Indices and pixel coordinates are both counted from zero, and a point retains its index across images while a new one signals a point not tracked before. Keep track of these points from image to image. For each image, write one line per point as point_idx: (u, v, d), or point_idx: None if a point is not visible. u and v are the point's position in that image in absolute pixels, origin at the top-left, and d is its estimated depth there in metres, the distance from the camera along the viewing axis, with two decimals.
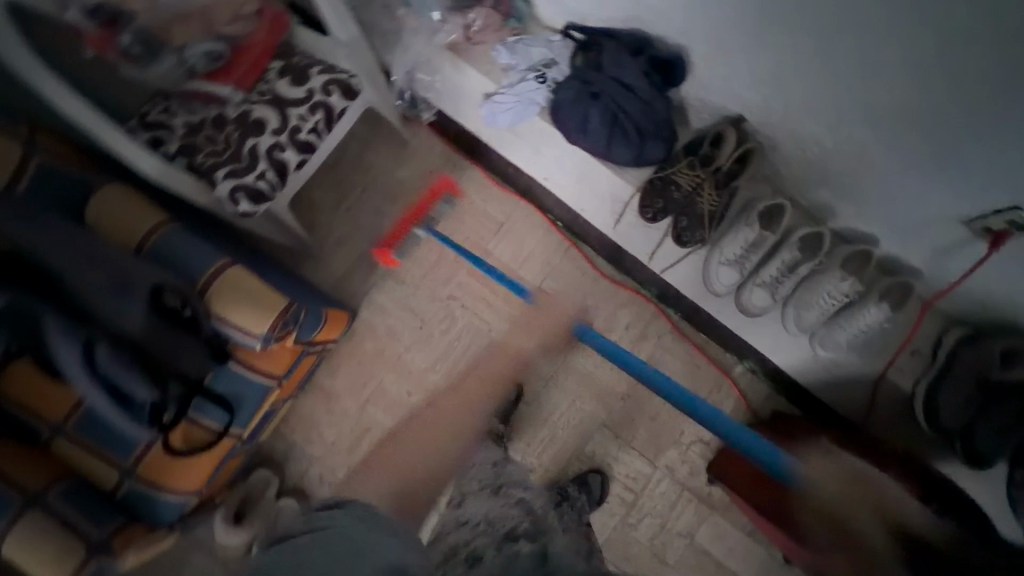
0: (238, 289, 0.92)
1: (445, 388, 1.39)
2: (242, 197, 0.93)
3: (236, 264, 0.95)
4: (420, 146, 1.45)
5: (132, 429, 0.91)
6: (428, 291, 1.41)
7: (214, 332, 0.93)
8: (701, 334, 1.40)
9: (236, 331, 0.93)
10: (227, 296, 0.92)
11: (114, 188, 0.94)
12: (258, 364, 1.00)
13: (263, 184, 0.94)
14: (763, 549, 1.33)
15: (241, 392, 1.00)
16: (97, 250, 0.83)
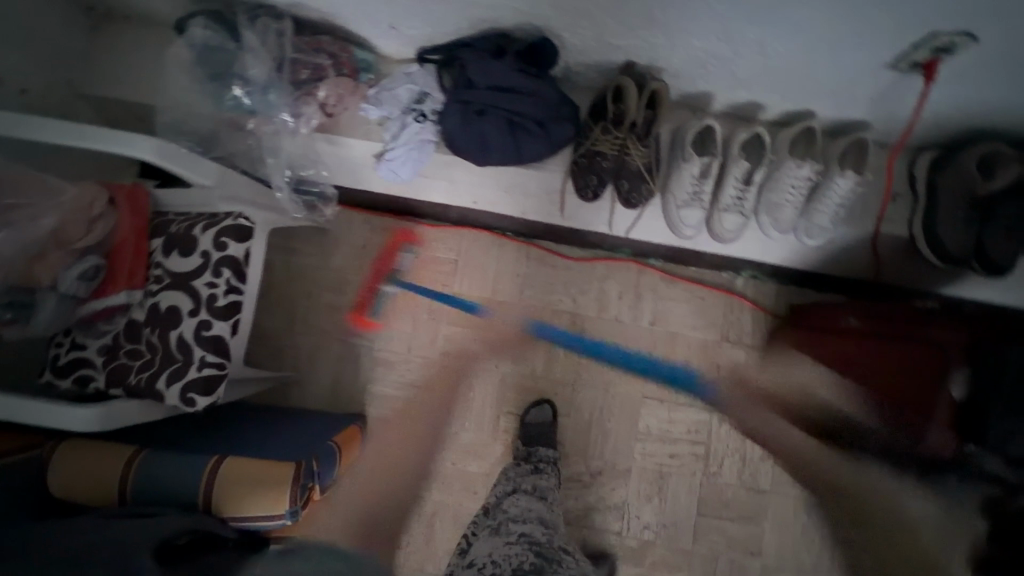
0: (243, 478, 0.87)
1: (483, 440, 1.34)
2: (194, 393, 0.85)
3: (228, 454, 0.90)
4: (340, 226, 1.37)
5: None
6: (420, 359, 1.35)
7: (238, 530, 0.88)
8: (692, 267, 1.36)
9: (260, 520, 0.87)
10: (232, 493, 0.86)
11: (68, 451, 0.86)
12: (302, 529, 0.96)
13: (209, 369, 0.87)
14: (842, 434, 1.32)
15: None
16: (84, 528, 0.75)
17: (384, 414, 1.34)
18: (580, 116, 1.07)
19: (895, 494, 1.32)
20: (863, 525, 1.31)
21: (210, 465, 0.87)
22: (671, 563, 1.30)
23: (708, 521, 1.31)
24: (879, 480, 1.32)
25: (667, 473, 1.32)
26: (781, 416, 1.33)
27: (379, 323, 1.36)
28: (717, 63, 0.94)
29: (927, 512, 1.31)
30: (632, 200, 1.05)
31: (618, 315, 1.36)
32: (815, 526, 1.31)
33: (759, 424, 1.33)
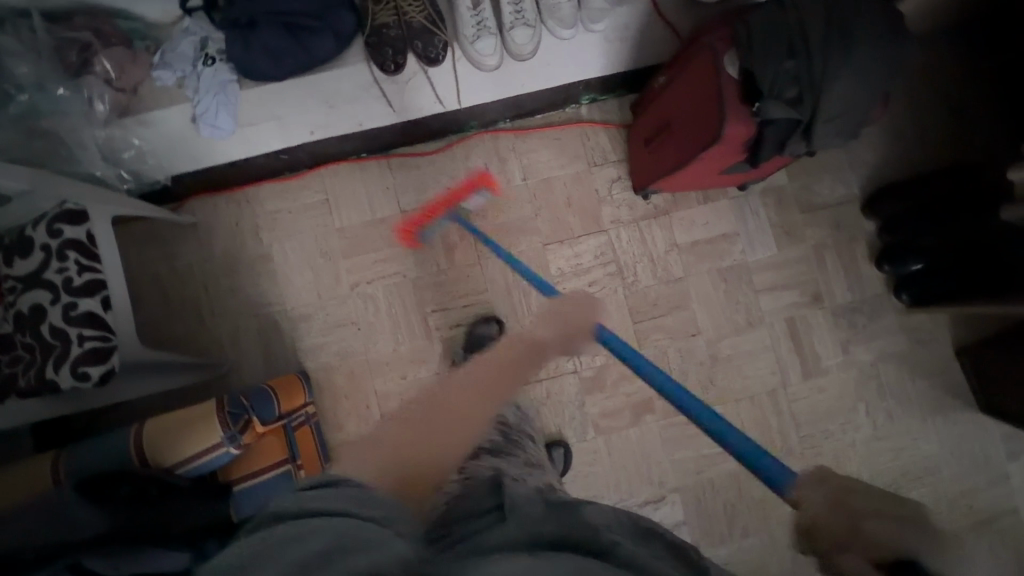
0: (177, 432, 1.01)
1: (421, 346, 1.39)
2: (88, 366, 0.94)
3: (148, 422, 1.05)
4: (206, 214, 1.40)
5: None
6: (333, 300, 1.39)
7: (189, 477, 1.01)
8: (538, 115, 1.44)
9: (200, 459, 1.00)
10: (161, 449, 1.01)
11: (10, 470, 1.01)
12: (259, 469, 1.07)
13: (93, 342, 0.95)
14: (724, 200, 1.43)
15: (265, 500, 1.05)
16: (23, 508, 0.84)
17: (323, 362, 1.38)
18: (353, 1, 1.11)
19: (790, 231, 1.43)
20: (774, 268, 1.42)
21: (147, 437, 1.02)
22: (629, 375, 1.39)
23: (645, 326, 1.40)
24: (770, 227, 1.43)
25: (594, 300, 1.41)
26: (667, 209, 1.42)
27: (282, 286, 1.39)
28: None
29: (820, 234, 1.43)
30: (434, 56, 1.12)
31: (492, 186, 1.42)
32: (735, 289, 1.42)
33: (653, 223, 1.42)
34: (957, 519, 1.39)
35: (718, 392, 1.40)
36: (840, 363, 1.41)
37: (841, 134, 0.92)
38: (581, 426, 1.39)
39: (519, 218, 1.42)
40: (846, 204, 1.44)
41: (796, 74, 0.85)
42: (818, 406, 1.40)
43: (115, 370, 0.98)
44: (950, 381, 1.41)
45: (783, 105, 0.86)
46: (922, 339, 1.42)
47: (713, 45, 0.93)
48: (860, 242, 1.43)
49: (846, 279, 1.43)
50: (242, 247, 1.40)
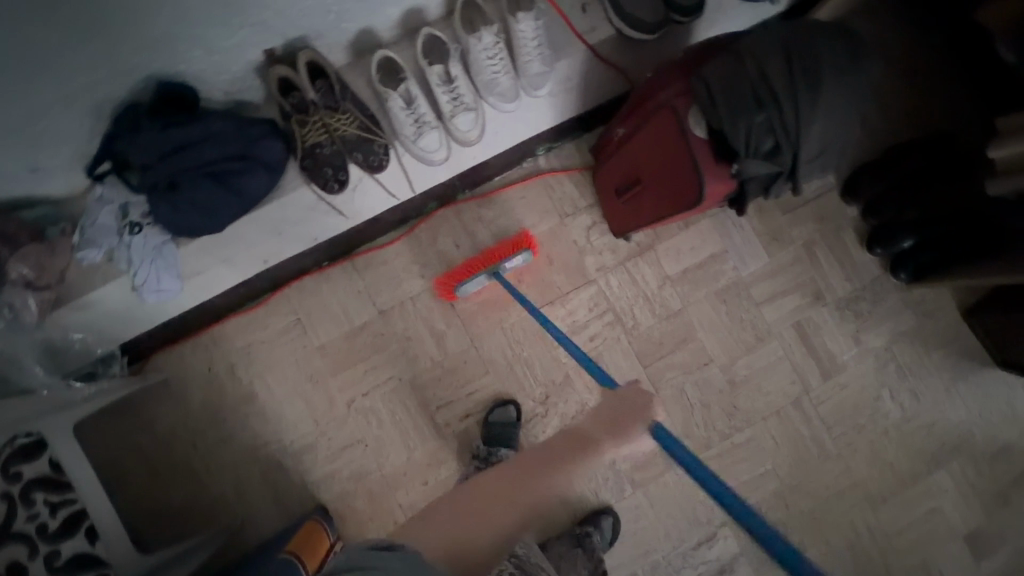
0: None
1: (435, 447, 1.31)
2: None
3: None
4: (174, 366, 1.29)
5: None
6: (331, 422, 1.31)
7: None
8: (496, 178, 1.36)
9: None
10: None
11: None
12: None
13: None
14: (704, 220, 1.38)
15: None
16: None
17: (338, 490, 1.30)
18: (278, 123, 1.02)
19: (777, 235, 1.39)
20: (770, 277, 1.38)
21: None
22: None
23: (656, 367, 1.36)
24: (756, 235, 1.39)
25: (598, 354, 1.35)
26: (649, 242, 1.37)
27: (275, 422, 1.30)
28: (335, 6, 0.92)
29: (805, 231, 1.40)
30: (377, 163, 1.03)
31: (467, 262, 1.35)
32: (736, 307, 1.37)
33: (638, 260, 1.37)
34: (1000, 479, 1.39)
35: (743, 415, 1.36)
36: (855, 354, 1.39)
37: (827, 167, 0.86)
38: (617, 485, 1.34)
39: (503, 288, 1.35)
40: (824, 194, 1.41)
41: (768, 124, 0.78)
42: (844, 403, 1.38)
43: None
44: (963, 345, 1.41)
45: (760, 160, 0.80)
46: (926, 311, 1.41)
47: (670, 104, 0.86)
48: (847, 229, 1.41)
49: (842, 269, 1.40)
50: (222, 391, 1.30)
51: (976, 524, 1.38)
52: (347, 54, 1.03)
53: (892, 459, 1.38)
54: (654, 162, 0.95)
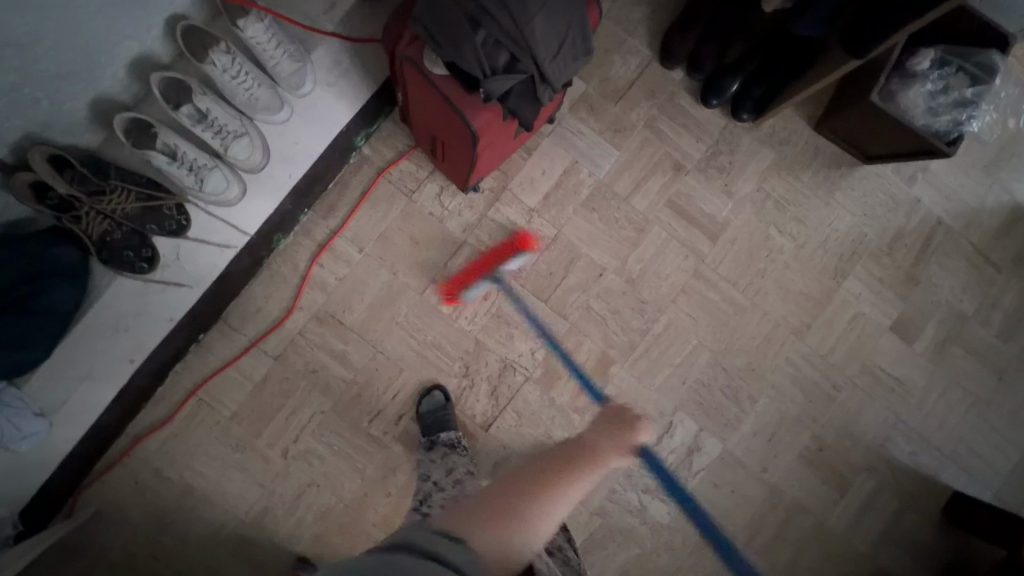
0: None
1: (383, 458, 1.32)
2: None
3: None
4: (100, 496, 1.27)
5: None
6: (275, 480, 1.30)
7: None
8: (329, 186, 1.32)
9: None
10: None
11: None
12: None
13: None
14: (543, 141, 1.37)
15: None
16: None
17: (310, 537, 1.30)
18: (56, 227, 0.97)
19: (617, 126, 1.38)
20: (626, 168, 1.38)
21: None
22: (572, 348, 1.36)
23: (556, 296, 1.36)
24: (600, 135, 1.38)
25: (498, 310, 1.35)
26: (502, 184, 1.36)
27: (223, 503, 1.29)
28: (38, 92, 0.86)
29: (642, 111, 1.39)
30: (175, 226, 1.01)
31: (337, 276, 1.32)
32: (607, 209, 1.38)
33: (498, 205, 1.36)
34: (904, 263, 1.45)
35: (653, 305, 1.38)
36: (732, 207, 1.41)
37: (577, 55, 0.86)
38: (565, 419, 1.35)
39: (382, 287, 1.33)
40: (647, 69, 1.39)
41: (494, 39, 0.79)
42: (740, 256, 1.41)
43: None
44: (826, 157, 1.43)
45: (502, 75, 0.81)
46: (782, 139, 1.42)
47: (406, 56, 0.85)
48: (680, 94, 1.40)
49: (690, 133, 1.40)
50: (158, 495, 1.28)
51: (897, 312, 1.44)
52: (95, 131, 0.97)
53: (802, 288, 1.42)
54: (431, 113, 0.96)
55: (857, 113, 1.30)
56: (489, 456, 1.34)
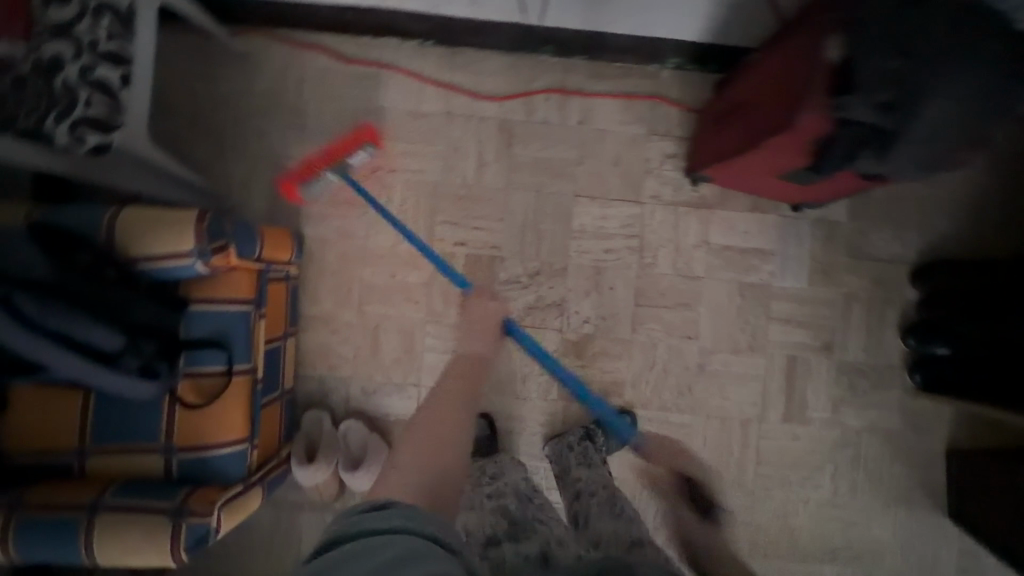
0: (40, 399, 0.96)
1: (419, 251, 1.35)
2: (88, 130, 0.98)
3: (128, 207, 0.94)
4: (260, 49, 1.35)
5: (137, 389, 0.90)
6: (351, 175, 1.34)
7: (150, 274, 0.94)
8: (617, 63, 1.35)
9: (167, 260, 0.92)
10: (137, 236, 0.92)
11: (130, 212, 0.92)
12: (159, 561, 0.90)
13: (94, 111, 0.99)
14: (772, 215, 1.34)
15: (50, 539, 0.87)
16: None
17: (321, 232, 1.34)
18: None
19: (826, 270, 1.35)
20: (796, 302, 1.35)
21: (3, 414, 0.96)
22: (611, 353, 1.34)
23: (646, 310, 1.34)
24: (808, 260, 1.35)
25: (604, 268, 1.35)
26: (712, 202, 1.35)
27: (308, 146, 1.35)
28: None
29: (857, 284, 1.35)
30: None
31: (545, 118, 1.35)
32: (748, 307, 1.35)
33: (691, 212, 1.35)
34: None
35: (692, 401, 1.34)
36: (825, 418, 1.34)
37: (916, 164, 0.86)
38: (547, 384, 1.34)
39: (561, 161, 1.35)
40: (892, 263, 1.35)
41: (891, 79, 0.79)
42: (787, 454, 1.34)
43: (111, 147, 1.01)
44: (930, 478, 1.34)
45: (874, 111, 0.78)
46: (918, 426, 1.34)
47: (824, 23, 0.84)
48: (891, 306, 1.35)
49: (864, 338, 1.35)
50: (283, 93, 1.35)
51: None
52: None
53: (796, 529, 1.34)
54: (774, 85, 0.95)
55: (1000, 483, 1.19)
56: None
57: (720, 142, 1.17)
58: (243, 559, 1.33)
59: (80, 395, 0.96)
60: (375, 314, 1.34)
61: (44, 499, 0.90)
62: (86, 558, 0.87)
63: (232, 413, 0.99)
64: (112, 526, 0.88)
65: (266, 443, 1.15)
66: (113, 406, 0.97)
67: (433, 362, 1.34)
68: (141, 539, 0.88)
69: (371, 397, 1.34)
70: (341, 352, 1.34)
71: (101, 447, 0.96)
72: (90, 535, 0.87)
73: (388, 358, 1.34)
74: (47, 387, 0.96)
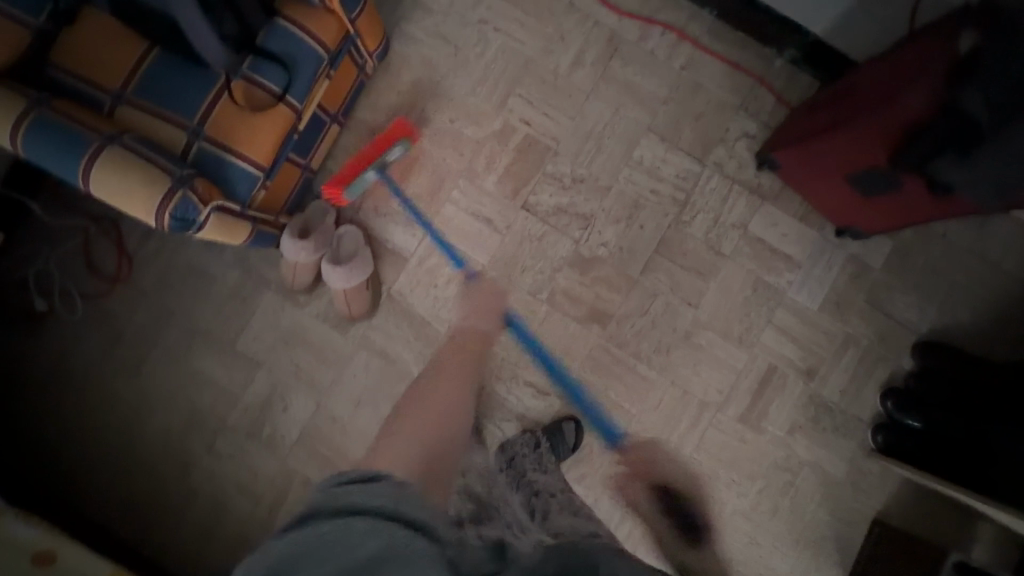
0: (104, 35, 0.97)
1: (485, 111, 1.36)
2: None
3: None
4: None
5: (213, 51, 0.93)
6: (457, 16, 1.36)
7: None
8: (738, 32, 1.37)
9: None
10: None
11: None
12: (143, 216, 0.91)
13: None
14: (815, 231, 1.36)
15: (59, 148, 0.88)
16: None
17: (406, 52, 1.36)
18: None
19: (841, 305, 1.35)
20: (800, 319, 1.35)
21: (66, 30, 0.98)
22: (612, 283, 1.35)
23: (662, 260, 1.35)
24: (828, 287, 1.36)
25: (641, 206, 1.36)
26: (767, 194, 1.36)
27: None
28: None
29: (863, 330, 1.35)
30: None
31: (653, 50, 1.37)
32: (755, 303, 1.35)
33: (743, 193, 1.36)
34: None
35: (664, 363, 1.35)
36: (778, 436, 1.34)
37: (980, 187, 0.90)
38: (542, 282, 1.35)
39: (648, 93, 1.37)
40: (904, 328, 1.35)
41: (1005, 74, 0.80)
42: (728, 452, 1.34)
43: None
44: (848, 537, 1.32)
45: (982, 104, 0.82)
46: (857, 484, 1.33)
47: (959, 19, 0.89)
48: (885, 365, 1.35)
49: (847, 381, 1.35)
50: None
51: None
52: None
53: (703, 523, 1.33)
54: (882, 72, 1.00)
55: None
56: (497, 212, 1.35)
57: (782, 139, 1.23)
58: (192, 306, 1.33)
59: (144, 47, 0.98)
60: (418, 148, 1.35)
61: (66, 112, 0.91)
62: (80, 180, 0.89)
63: (264, 133, 1.00)
64: (119, 160, 0.89)
65: (276, 195, 1.16)
66: (164, 73, 0.98)
67: (450, 216, 1.35)
68: (139, 186, 0.89)
69: (377, 220, 1.35)
70: (371, 165, 1.35)
71: (140, 101, 0.97)
72: (93, 160, 0.89)
73: (410, 192, 1.35)
74: (116, 26, 0.98)
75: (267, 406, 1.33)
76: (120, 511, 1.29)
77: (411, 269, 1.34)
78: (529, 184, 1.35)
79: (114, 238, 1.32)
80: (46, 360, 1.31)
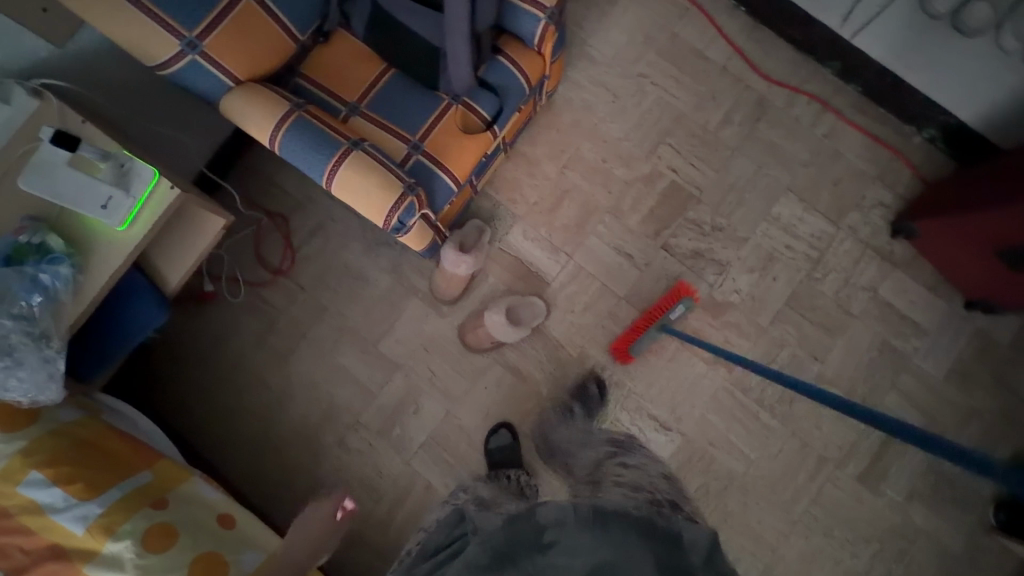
0: (351, 53, 1.13)
1: (635, 155, 1.46)
2: None
3: None
4: None
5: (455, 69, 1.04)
6: (620, 68, 1.48)
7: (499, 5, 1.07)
8: (880, 109, 1.47)
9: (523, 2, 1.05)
10: None
11: None
12: (372, 216, 1.01)
13: None
14: (943, 301, 1.40)
15: (311, 146, 0.99)
16: None
17: (569, 96, 1.48)
18: None
19: (966, 377, 1.38)
20: (925, 386, 1.38)
21: (319, 45, 1.14)
22: (742, 328, 1.40)
23: (792, 312, 1.41)
24: (955, 358, 1.38)
25: (775, 259, 1.42)
26: (899, 261, 1.42)
27: (598, 26, 1.49)
28: None
29: (987, 404, 1.37)
30: None
31: (797, 117, 1.46)
32: (881, 365, 1.39)
33: (875, 258, 1.42)
34: None
35: (786, 413, 1.38)
36: (897, 499, 1.35)
37: None
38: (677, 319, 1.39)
39: (790, 156, 1.45)
40: None
41: None
42: (842, 508, 1.35)
43: None
44: None
45: None
46: (976, 560, 1.32)
47: None
48: (1008, 442, 1.36)
49: None
50: None
51: None
52: None
53: None
54: None
55: None
56: (637, 249, 1.43)
57: (929, 214, 1.29)
58: (344, 304, 1.41)
59: (381, 66, 1.13)
60: (570, 182, 1.45)
61: (317, 117, 1.03)
62: (324, 178, 1.00)
63: (470, 153, 1.10)
64: (362, 163, 0.99)
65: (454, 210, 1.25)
66: (395, 92, 1.11)
67: (592, 247, 1.43)
68: (375, 186, 0.98)
69: (524, 244, 1.44)
70: (525, 193, 1.45)
71: (372, 112, 1.10)
72: (339, 161, 0.99)
73: (558, 221, 1.44)
74: (361, 47, 1.13)
75: (400, 406, 1.39)
76: (250, 487, 1.35)
77: (552, 292, 1.42)
78: (670, 227, 1.43)
79: (283, 233, 1.43)
80: (206, 337, 1.41)
